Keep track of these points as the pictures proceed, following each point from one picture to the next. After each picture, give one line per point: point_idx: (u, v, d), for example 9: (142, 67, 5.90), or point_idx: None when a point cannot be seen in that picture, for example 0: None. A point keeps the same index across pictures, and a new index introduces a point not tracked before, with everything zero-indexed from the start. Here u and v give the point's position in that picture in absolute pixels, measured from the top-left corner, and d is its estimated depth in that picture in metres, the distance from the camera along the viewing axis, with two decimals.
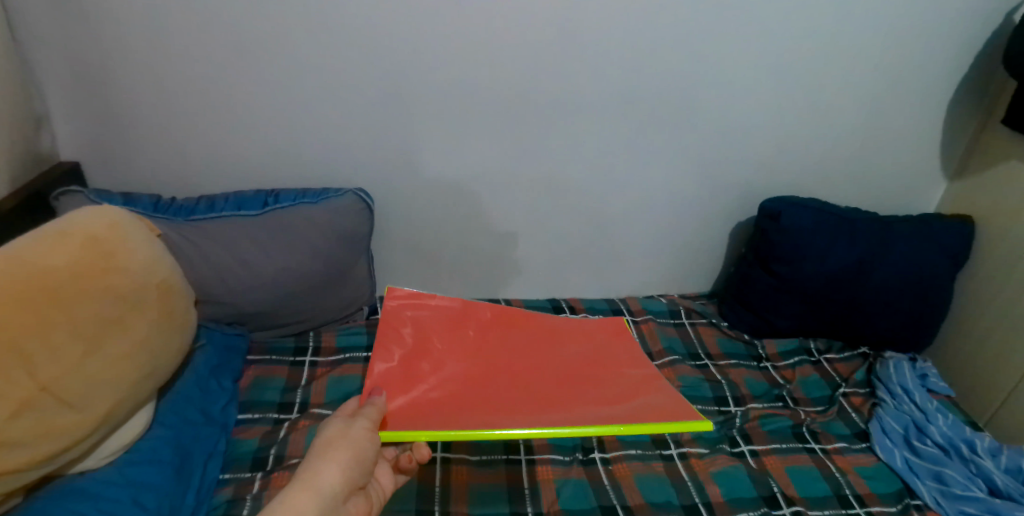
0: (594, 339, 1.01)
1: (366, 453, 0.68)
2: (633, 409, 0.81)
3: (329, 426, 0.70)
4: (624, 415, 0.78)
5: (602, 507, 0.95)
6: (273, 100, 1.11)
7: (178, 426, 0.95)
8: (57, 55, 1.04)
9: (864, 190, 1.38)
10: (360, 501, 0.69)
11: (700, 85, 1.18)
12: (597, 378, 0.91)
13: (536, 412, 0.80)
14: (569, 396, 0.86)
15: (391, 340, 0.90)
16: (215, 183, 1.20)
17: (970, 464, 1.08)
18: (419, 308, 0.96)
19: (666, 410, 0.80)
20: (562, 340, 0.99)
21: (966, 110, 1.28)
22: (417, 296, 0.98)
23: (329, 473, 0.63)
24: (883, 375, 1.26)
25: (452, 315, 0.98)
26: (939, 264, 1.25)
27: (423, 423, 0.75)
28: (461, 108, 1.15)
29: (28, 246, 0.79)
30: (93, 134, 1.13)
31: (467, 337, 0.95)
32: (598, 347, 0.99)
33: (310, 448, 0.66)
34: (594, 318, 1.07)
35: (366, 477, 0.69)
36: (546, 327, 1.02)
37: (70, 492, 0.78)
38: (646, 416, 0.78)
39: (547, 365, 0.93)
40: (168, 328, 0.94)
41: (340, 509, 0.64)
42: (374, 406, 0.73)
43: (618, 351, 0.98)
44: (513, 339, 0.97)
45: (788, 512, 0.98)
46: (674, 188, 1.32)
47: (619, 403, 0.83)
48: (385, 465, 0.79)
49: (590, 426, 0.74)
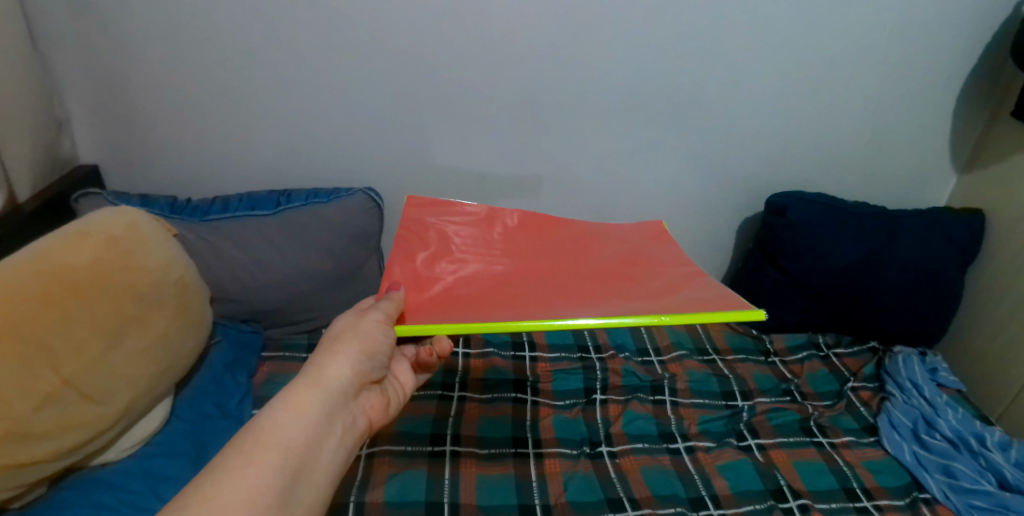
0: (632, 245, 0.99)
1: (378, 347, 0.73)
2: (668, 306, 0.79)
3: (341, 321, 0.74)
4: (658, 308, 0.78)
5: (610, 500, 0.96)
6: (283, 103, 1.13)
7: (194, 421, 0.98)
8: (77, 63, 1.07)
9: (872, 184, 1.37)
10: (373, 396, 0.74)
11: (704, 81, 1.19)
12: (636, 278, 0.91)
13: (566, 306, 0.79)
14: (600, 292, 0.85)
15: (413, 244, 0.89)
16: (229, 183, 1.23)
17: (980, 457, 1.07)
18: (444, 214, 0.95)
19: (707, 304, 0.80)
20: (594, 245, 0.98)
21: (977, 103, 1.27)
22: (440, 203, 0.96)
23: (337, 367, 0.68)
24: (892, 369, 1.25)
25: (478, 221, 0.96)
26: (948, 256, 1.24)
27: (442, 318, 0.74)
28: (467, 109, 1.17)
29: (50, 246, 0.82)
30: (111, 137, 1.16)
31: (494, 241, 0.94)
32: (634, 250, 0.98)
33: (321, 342, 0.72)
34: (631, 224, 1.06)
35: (377, 373, 0.75)
36: (577, 234, 0.99)
37: (90, 484, 0.82)
38: (682, 309, 0.77)
39: (576, 268, 0.92)
40: (184, 325, 0.96)
41: (349, 403, 0.69)
42: (391, 301, 0.75)
43: (656, 253, 0.98)
44: (541, 244, 0.95)
45: (795, 505, 0.98)
46: (681, 183, 1.33)
47: (656, 299, 0.82)
48: (404, 364, 0.85)
49: (627, 318, 0.73)
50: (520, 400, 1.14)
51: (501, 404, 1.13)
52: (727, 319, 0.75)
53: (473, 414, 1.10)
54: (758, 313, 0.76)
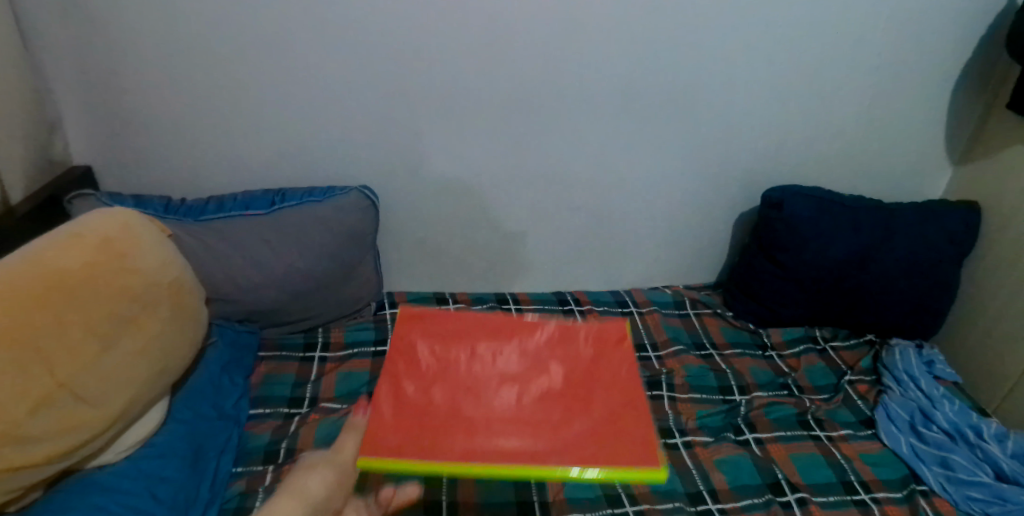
0: (597, 349, 1.01)
1: None
2: (604, 441, 0.83)
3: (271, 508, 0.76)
4: (591, 451, 0.81)
5: (607, 496, 0.96)
6: (277, 102, 1.13)
7: (191, 422, 0.97)
8: (68, 63, 1.06)
9: (869, 177, 1.37)
10: None
11: (699, 75, 1.18)
12: (593, 397, 0.91)
13: (516, 436, 0.84)
14: (557, 422, 0.87)
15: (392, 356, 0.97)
16: (223, 183, 1.23)
17: (977, 449, 1.08)
18: (424, 328, 1.02)
19: (624, 446, 0.82)
20: (564, 344, 1.02)
21: (972, 95, 1.27)
22: (422, 315, 1.05)
23: None
24: (889, 362, 1.25)
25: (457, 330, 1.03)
26: (945, 251, 1.25)
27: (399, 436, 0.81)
28: (461, 105, 1.16)
29: (42, 249, 0.82)
30: (103, 139, 1.16)
31: (469, 346, 1.00)
32: (597, 357, 1.00)
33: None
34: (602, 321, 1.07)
35: None
36: (551, 333, 1.04)
37: (86, 485, 0.81)
38: (612, 453, 0.80)
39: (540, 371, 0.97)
40: (180, 327, 0.96)
41: None
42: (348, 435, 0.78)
43: (615, 361, 0.98)
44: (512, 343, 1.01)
45: (792, 499, 0.98)
46: (676, 179, 1.32)
47: (597, 426, 0.85)
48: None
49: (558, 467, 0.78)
50: None
51: None
52: (635, 475, 0.77)
53: None
54: (660, 471, 0.77)
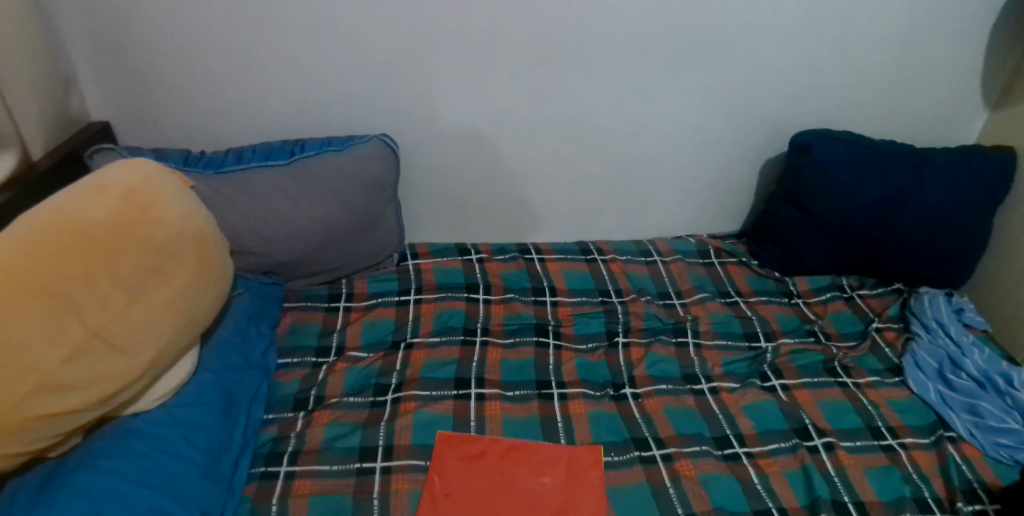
0: (597, 425, 0.99)
1: None
2: None
3: None
4: None
5: (634, 439, 0.97)
6: (290, 51, 1.10)
7: (221, 371, 0.97)
8: (80, 16, 1.04)
9: (900, 122, 1.33)
10: None
11: (725, 15, 1.14)
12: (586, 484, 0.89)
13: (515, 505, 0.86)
14: (552, 496, 0.88)
15: (402, 415, 0.98)
16: (242, 135, 1.21)
17: (1006, 396, 1.06)
18: (431, 391, 1.03)
19: None
20: (570, 411, 1.01)
21: (1014, 33, 1.21)
22: (431, 373, 1.06)
23: None
24: (917, 310, 1.24)
25: (467, 388, 1.04)
26: (977, 197, 1.20)
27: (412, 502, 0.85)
28: (481, 49, 1.13)
29: (67, 201, 0.82)
30: (120, 92, 1.14)
31: (477, 405, 1.01)
32: (599, 436, 0.97)
33: None
34: (610, 386, 1.07)
35: None
36: (558, 398, 1.04)
37: (123, 433, 0.82)
38: None
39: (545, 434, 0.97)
40: (206, 278, 0.96)
41: None
42: None
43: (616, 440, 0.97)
44: (518, 405, 1.02)
45: (819, 443, 0.98)
46: (702, 123, 1.29)
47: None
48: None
49: None
50: (543, 344, 1.15)
51: (523, 348, 1.14)
52: None
53: (495, 358, 1.11)
54: None
